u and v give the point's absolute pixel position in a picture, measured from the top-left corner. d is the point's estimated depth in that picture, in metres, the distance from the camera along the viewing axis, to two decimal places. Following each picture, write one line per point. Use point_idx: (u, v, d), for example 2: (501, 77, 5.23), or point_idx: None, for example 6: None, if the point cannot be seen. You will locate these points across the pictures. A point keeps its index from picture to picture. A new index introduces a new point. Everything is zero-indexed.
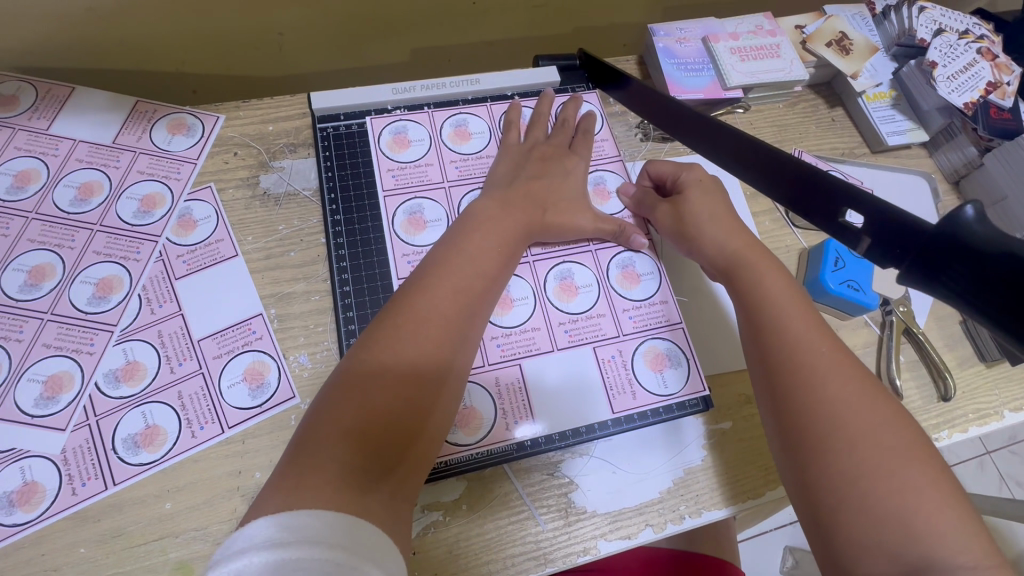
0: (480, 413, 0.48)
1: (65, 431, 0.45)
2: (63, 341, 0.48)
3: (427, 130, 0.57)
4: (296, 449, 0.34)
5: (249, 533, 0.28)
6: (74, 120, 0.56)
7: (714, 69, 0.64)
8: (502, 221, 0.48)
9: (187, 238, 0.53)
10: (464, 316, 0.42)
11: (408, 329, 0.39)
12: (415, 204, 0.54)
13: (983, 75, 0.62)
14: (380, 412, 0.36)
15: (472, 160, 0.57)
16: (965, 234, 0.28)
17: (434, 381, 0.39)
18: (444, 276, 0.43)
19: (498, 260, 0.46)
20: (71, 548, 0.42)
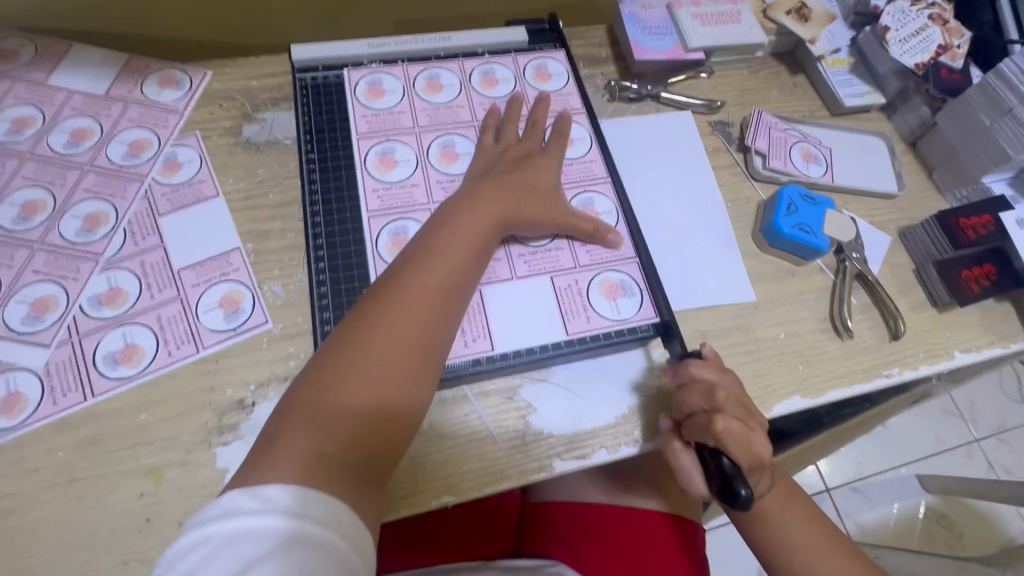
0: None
1: (49, 347, 0.48)
2: (51, 267, 0.51)
3: (401, 83, 0.60)
4: (282, 416, 0.41)
5: (243, 497, 0.35)
6: (69, 73, 0.60)
7: (677, 34, 0.67)
8: (484, 217, 0.51)
9: (172, 179, 0.56)
10: (438, 312, 0.46)
11: (379, 325, 0.44)
12: (387, 146, 0.57)
13: (934, 39, 0.65)
14: (355, 399, 0.41)
15: (443, 110, 0.60)
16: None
17: (406, 372, 0.43)
18: (420, 274, 0.46)
19: (475, 256, 0.49)
20: (49, 452, 0.44)
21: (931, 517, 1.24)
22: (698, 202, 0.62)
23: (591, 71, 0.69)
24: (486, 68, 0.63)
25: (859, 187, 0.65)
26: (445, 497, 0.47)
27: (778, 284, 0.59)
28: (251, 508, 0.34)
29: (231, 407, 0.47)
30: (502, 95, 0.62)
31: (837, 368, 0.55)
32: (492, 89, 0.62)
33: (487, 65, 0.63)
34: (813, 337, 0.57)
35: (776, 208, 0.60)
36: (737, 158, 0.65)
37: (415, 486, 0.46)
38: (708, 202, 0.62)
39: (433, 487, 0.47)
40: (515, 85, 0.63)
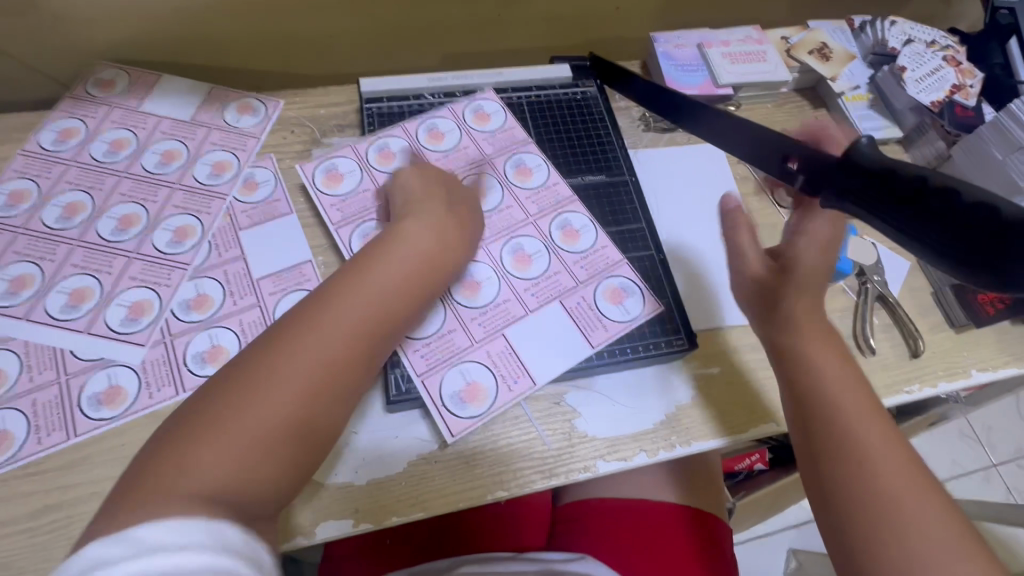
0: (480, 389, 0.53)
1: (144, 346, 0.53)
2: (146, 275, 0.56)
3: (453, 122, 0.66)
4: (173, 437, 0.37)
5: (110, 545, 0.30)
6: (159, 101, 0.67)
7: (708, 71, 0.73)
8: (430, 253, 0.50)
9: (251, 197, 0.62)
10: (362, 339, 0.43)
11: (302, 347, 0.41)
12: (474, 179, 0.63)
13: (948, 79, 0.70)
14: (265, 424, 0.38)
15: (501, 134, 0.66)
16: (863, 157, 0.40)
17: (326, 401, 0.41)
18: (355, 297, 0.44)
19: (411, 286, 0.48)
20: (147, 440, 0.49)
21: None
22: (727, 228, 0.67)
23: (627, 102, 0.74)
24: (475, 108, 0.67)
25: None
26: (498, 492, 0.51)
27: None
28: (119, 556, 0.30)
29: None
30: (494, 130, 0.66)
31: None
32: (484, 126, 0.67)
33: (477, 102, 0.68)
34: None
35: None
36: (763, 186, 0.70)
37: (471, 482, 0.51)
38: (737, 226, 0.67)
39: (487, 482, 0.51)
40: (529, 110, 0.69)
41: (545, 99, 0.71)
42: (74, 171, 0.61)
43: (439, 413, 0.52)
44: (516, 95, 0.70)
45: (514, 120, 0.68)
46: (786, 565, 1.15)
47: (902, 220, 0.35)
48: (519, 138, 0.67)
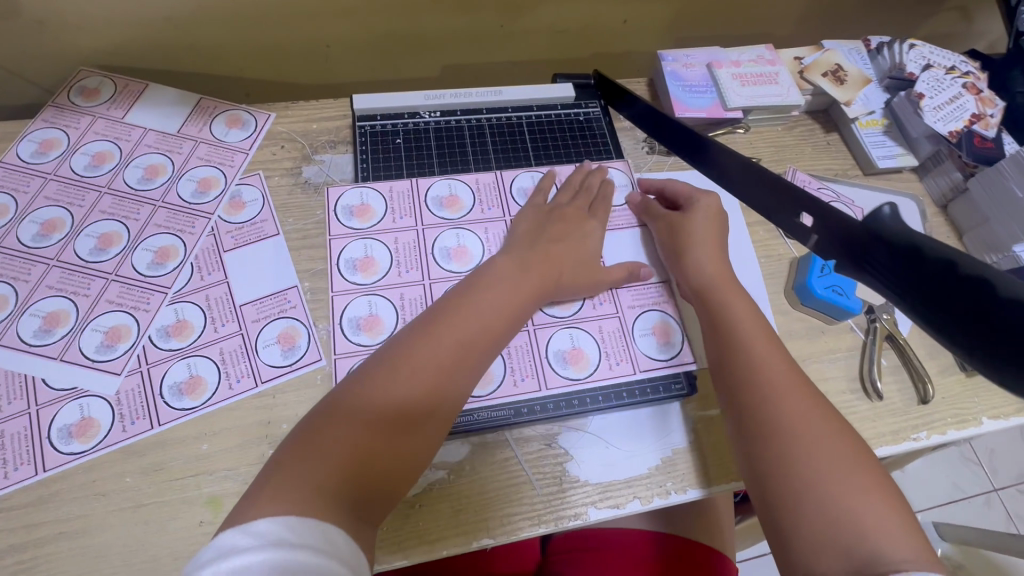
0: (585, 352, 0.56)
1: (119, 375, 0.51)
2: (123, 298, 0.54)
3: (354, 240, 0.59)
4: (302, 435, 0.41)
5: (235, 535, 0.34)
6: (144, 111, 0.64)
7: (717, 92, 0.70)
8: (537, 270, 0.54)
9: (237, 217, 0.59)
10: (473, 355, 0.48)
11: (421, 359, 0.45)
12: (439, 250, 0.59)
13: (968, 107, 0.67)
14: (379, 425, 0.42)
15: (392, 202, 0.61)
16: (881, 229, 0.34)
17: (422, 417, 0.44)
18: (467, 313, 0.49)
19: (523, 307, 0.52)
20: (118, 477, 0.47)
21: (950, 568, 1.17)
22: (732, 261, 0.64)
23: None
24: (345, 211, 0.60)
25: None
26: (484, 538, 0.48)
27: (808, 341, 0.60)
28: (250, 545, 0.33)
29: None
30: (385, 209, 0.61)
31: (866, 429, 0.57)
32: (374, 215, 0.60)
33: (339, 206, 0.61)
34: (843, 396, 0.58)
35: (809, 267, 0.61)
36: None
37: (456, 527, 0.49)
38: (742, 257, 0.64)
39: (473, 528, 0.49)
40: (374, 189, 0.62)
41: (452, 156, 0.64)
42: (53, 186, 0.59)
43: (606, 378, 0.55)
44: (415, 174, 0.63)
45: (381, 184, 0.62)
46: None
47: (897, 295, 0.31)
48: (405, 189, 0.62)
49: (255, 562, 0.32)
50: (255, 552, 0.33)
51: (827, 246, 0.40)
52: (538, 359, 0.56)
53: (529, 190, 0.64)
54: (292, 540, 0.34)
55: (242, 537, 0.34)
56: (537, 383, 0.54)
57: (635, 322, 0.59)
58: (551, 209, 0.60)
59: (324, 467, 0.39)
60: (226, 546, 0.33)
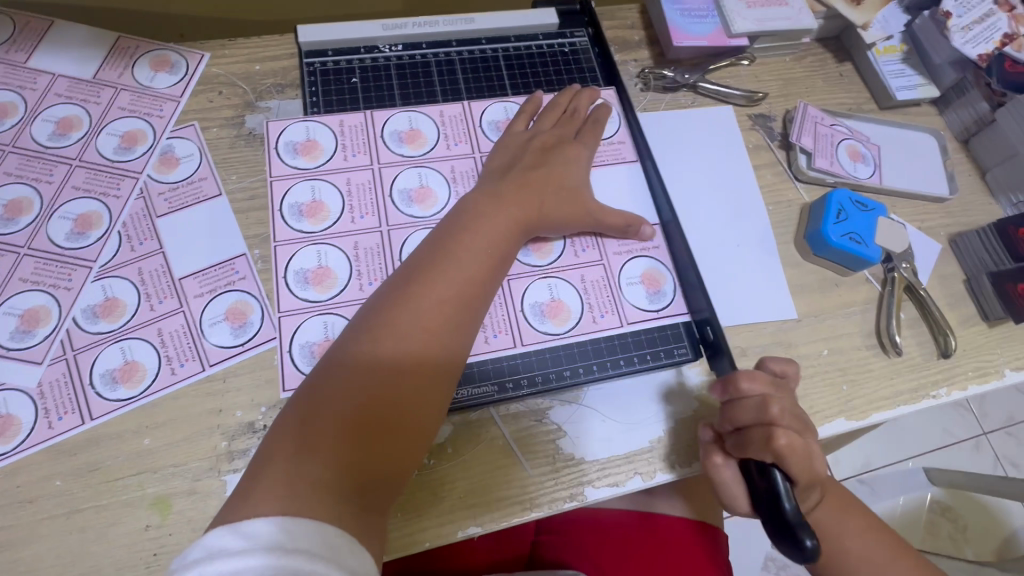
0: (565, 304, 0.50)
1: (41, 365, 0.44)
2: (40, 275, 0.46)
3: (302, 182, 0.51)
4: (285, 431, 0.36)
5: (226, 535, 0.29)
6: (53, 53, 0.54)
7: (719, 16, 0.61)
8: (512, 205, 0.47)
9: (170, 176, 0.51)
10: (464, 306, 0.42)
11: (404, 324, 0.39)
12: (399, 195, 0.51)
13: (1000, 27, 0.59)
14: (369, 405, 0.36)
15: (344, 134, 0.53)
16: None
17: (419, 388, 0.38)
18: (450, 265, 0.42)
19: (507, 248, 0.46)
20: (47, 480, 0.41)
21: (936, 509, 1.17)
22: (733, 207, 0.57)
23: (622, 57, 0.63)
24: (289, 148, 0.52)
25: (903, 192, 0.61)
26: (471, 527, 0.44)
27: (821, 295, 0.55)
28: (240, 548, 0.28)
29: (242, 430, 0.44)
30: (335, 145, 0.53)
31: (883, 387, 0.52)
32: (322, 152, 0.52)
33: (282, 143, 0.53)
34: (859, 353, 0.53)
35: (825, 214, 0.55)
36: (778, 155, 0.60)
37: (439, 516, 0.44)
38: (748, 204, 0.58)
39: (459, 517, 0.44)
40: (329, 122, 0.54)
41: (413, 85, 0.56)
42: None
43: (585, 331, 0.50)
44: (370, 106, 0.55)
45: (332, 117, 0.54)
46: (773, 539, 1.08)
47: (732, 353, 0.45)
48: (358, 122, 0.54)
49: (251, 567, 0.28)
50: (242, 555, 0.28)
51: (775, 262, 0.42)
52: (510, 311, 0.49)
53: (500, 120, 0.56)
54: (287, 545, 0.29)
55: (233, 537, 0.29)
56: (512, 340, 0.49)
57: (621, 270, 0.52)
58: (530, 136, 0.53)
59: (315, 460, 0.34)
60: (218, 546, 0.29)
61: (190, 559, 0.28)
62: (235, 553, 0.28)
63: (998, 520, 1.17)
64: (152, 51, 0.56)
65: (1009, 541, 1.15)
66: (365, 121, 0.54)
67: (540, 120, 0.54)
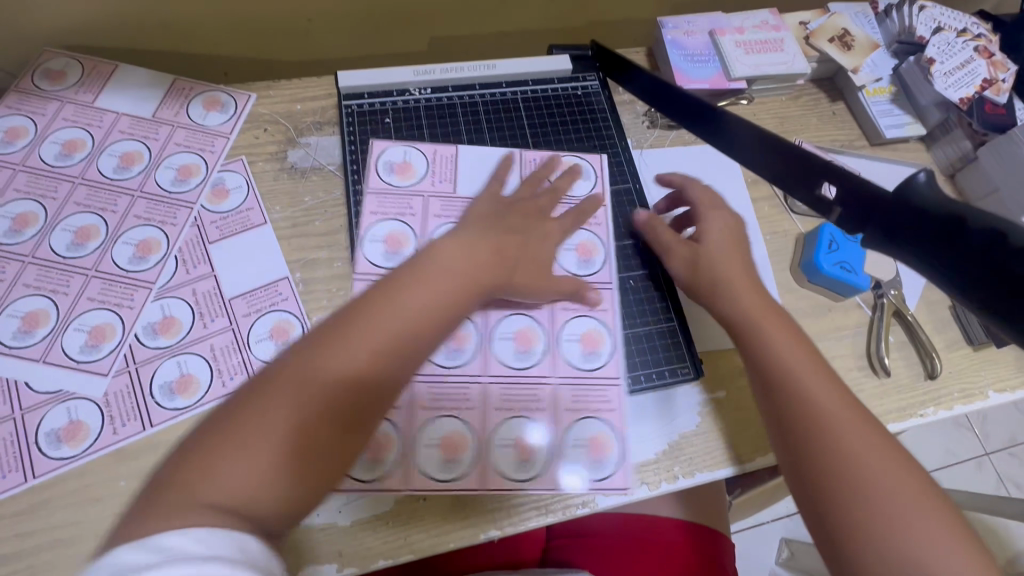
0: (592, 336, 0.54)
1: (107, 376, 0.49)
2: (106, 296, 0.52)
3: (401, 199, 0.57)
4: (203, 443, 0.36)
5: (135, 550, 0.30)
6: (117, 94, 0.60)
7: (720, 61, 0.67)
8: (500, 241, 0.50)
9: (221, 206, 0.57)
10: (395, 359, 0.41)
11: (346, 362, 0.40)
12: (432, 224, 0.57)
13: (979, 72, 0.64)
14: (318, 432, 0.38)
15: (437, 161, 0.59)
16: (917, 197, 0.32)
17: (335, 428, 0.39)
18: (389, 309, 0.42)
19: (455, 301, 0.45)
20: (113, 480, 0.46)
21: None
22: None
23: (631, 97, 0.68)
24: (385, 167, 0.59)
25: None
26: (491, 529, 0.48)
27: (815, 319, 0.59)
28: (147, 562, 0.29)
29: None
30: (427, 170, 0.59)
31: (873, 406, 0.56)
32: (415, 174, 0.59)
33: (380, 161, 0.59)
34: (850, 374, 0.57)
35: (818, 243, 0.60)
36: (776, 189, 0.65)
37: (462, 518, 0.48)
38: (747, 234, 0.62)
39: (480, 520, 0.48)
40: (423, 147, 0.60)
41: (439, 125, 0.62)
42: (22, 177, 0.55)
43: (609, 377, 0.53)
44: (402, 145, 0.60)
45: (367, 155, 0.59)
46: (778, 554, 1.10)
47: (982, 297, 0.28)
48: (449, 152, 0.60)
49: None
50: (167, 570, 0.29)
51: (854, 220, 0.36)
52: (547, 341, 0.53)
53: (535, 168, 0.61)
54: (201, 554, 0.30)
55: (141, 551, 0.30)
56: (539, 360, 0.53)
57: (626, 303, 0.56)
58: (511, 201, 0.54)
59: (247, 467, 0.36)
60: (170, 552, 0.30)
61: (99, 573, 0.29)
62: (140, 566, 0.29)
63: (1000, 539, 1.19)
64: (203, 91, 0.62)
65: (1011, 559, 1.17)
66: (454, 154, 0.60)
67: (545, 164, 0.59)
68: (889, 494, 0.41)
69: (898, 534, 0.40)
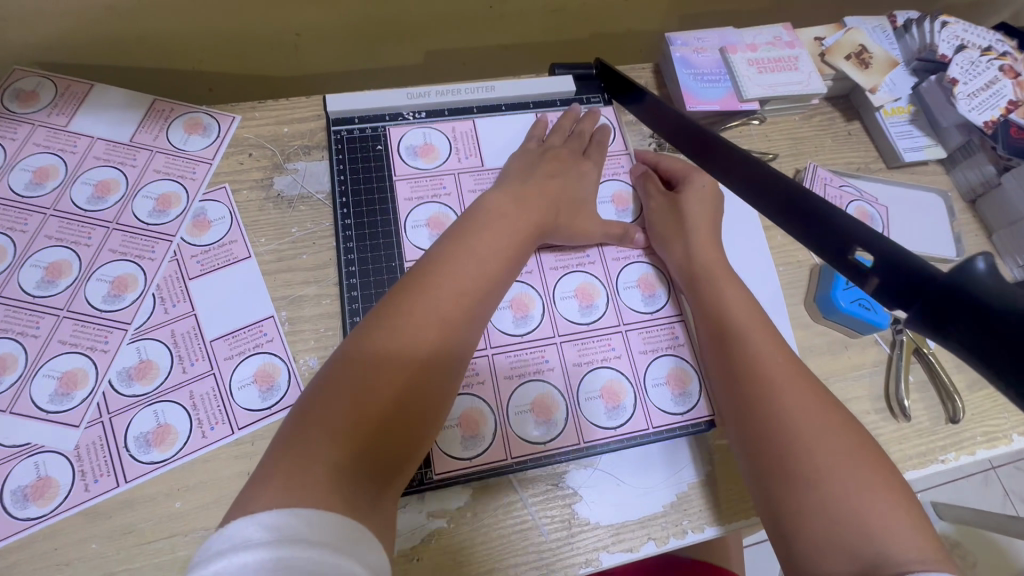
0: (593, 289, 0.54)
1: (78, 428, 0.46)
2: (78, 338, 0.48)
3: (427, 177, 0.57)
4: (302, 415, 0.37)
5: (247, 526, 0.30)
6: (92, 116, 0.57)
7: (731, 80, 0.63)
8: (529, 206, 0.49)
9: (202, 238, 0.53)
10: (472, 308, 0.43)
11: (423, 316, 0.41)
12: (430, 208, 0.55)
13: (1005, 93, 0.61)
14: (403, 390, 0.39)
15: (456, 138, 0.59)
16: (972, 284, 0.25)
17: (422, 383, 0.40)
18: (459, 263, 0.44)
19: (518, 253, 0.47)
20: (83, 543, 0.43)
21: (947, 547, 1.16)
22: (744, 270, 0.59)
23: None
24: (409, 151, 0.58)
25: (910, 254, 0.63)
26: None
27: (830, 357, 0.56)
28: (263, 539, 0.29)
29: None
30: (449, 149, 0.58)
31: (892, 453, 0.53)
32: (438, 155, 0.58)
33: (402, 146, 0.58)
34: (868, 418, 0.54)
35: (834, 277, 0.56)
36: None
37: None
38: (760, 266, 0.59)
39: None
40: (444, 128, 0.59)
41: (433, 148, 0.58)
42: None
43: (611, 325, 0.53)
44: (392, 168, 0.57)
45: (357, 185, 0.56)
46: None
47: None
48: (468, 129, 0.59)
49: (255, 561, 0.28)
50: (238, 556, 0.28)
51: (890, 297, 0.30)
52: (546, 302, 0.53)
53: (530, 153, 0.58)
54: (308, 537, 0.30)
55: (255, 527, 0.30)
56: (548, 328, 0.52)
57: (620, 274, 0.55)
58: (543, 150, 0.56)
59: (332, 445, 0.35)
60: (235, 539, 0.29)
61: (211, 551, 0.29)
62: (255, 545, 0.29)
63: (1006, 557, 1.16)
64: (185, 112, 0.58)
65: None
66: (473, 133, 0.59)
67: (549, 138, 0.57)
68: (826, 450, 0.39)
69: (832, 486, 0.38)
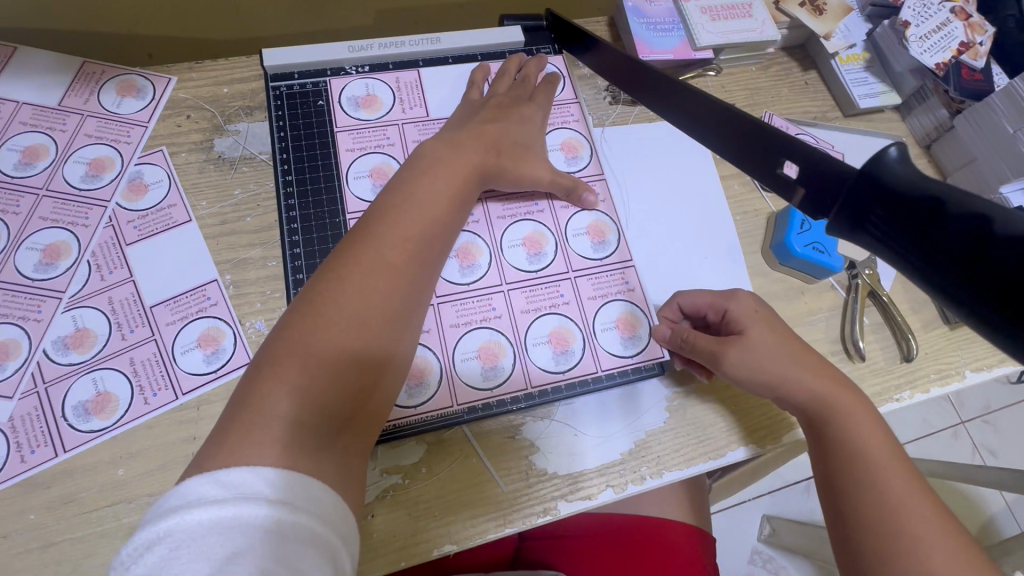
0: (542, 238, 0.54)
1: (12, 399, 0.44)
2: (10, 308, 0.46)
3: (367, 128, 0.55)
4: (253, 377, 0.35)
5: (204, 483, 0.29)
6: (16, 81, 0.54)
7: (684, 29, 0.62)
8: (469, 149, 0.48)
9: (139, 203, 0.51)
10: (421, 254, 0.42)
11: (370, 265, 0.40)
12: (374, 159, 0.54)
13: (956, 35, 0.60)
14: (355, 340, 0.37)
15: (400, 89, 0.57)
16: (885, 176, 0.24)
17: (374, 332, 0.38)
18: (405, 210, 0.43)
19: (463, 198, 0.46)
20: (21, 514, 0.41)
21: None
22: (699, 217, 0.58)
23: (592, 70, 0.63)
24: (351, 102, 0.56)
25: None
26: (446, 545, 0.44)
27: (787, 303, 0.56)
28: (217, 497, 0.28)
29: None
30: (393, 99, 0.57)
31: None
32: (382, 105, 0.56)
33: (344, 98, 0.56)
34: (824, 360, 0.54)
35: (789, 223, 0.56)
36: None
37: (414, 535, 0.44)
38: (716, 216, 0.59)
39: (433, 535, 0.44)
40: (386, 79, 0.57)
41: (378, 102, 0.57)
42: None
43: (560, 272, 0.53)
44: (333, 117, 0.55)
45: (298, 139, 0.54)
46: (759, 532, 1.10)
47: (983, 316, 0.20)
48: (412, 80, 0.58)
49: (221, 518, 0.27)
50: (234, 506, 0.28)
51: (814, 205, 0.29)
52: (493, 252, 0.52)
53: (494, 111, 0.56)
54: (270, 495, 0.29)
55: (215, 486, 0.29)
56: (497, 277, 0.52)
57: (569, 222, 0.55)
58: (486, 100, 0.54)
59: (289, 399, 0.34)
60: (192, 496, 0.28)
61: (168, 508, 0.28)
62: (212, 503, 0.28)
63: (972, 505, 1.19)
64: (118, 71, 0.56)
65: (986, 526, 1.18)
66: (417, 84, 0.57)
67: (493, 87, 0.56)
68: (917, 517, 0.38)
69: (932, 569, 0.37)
